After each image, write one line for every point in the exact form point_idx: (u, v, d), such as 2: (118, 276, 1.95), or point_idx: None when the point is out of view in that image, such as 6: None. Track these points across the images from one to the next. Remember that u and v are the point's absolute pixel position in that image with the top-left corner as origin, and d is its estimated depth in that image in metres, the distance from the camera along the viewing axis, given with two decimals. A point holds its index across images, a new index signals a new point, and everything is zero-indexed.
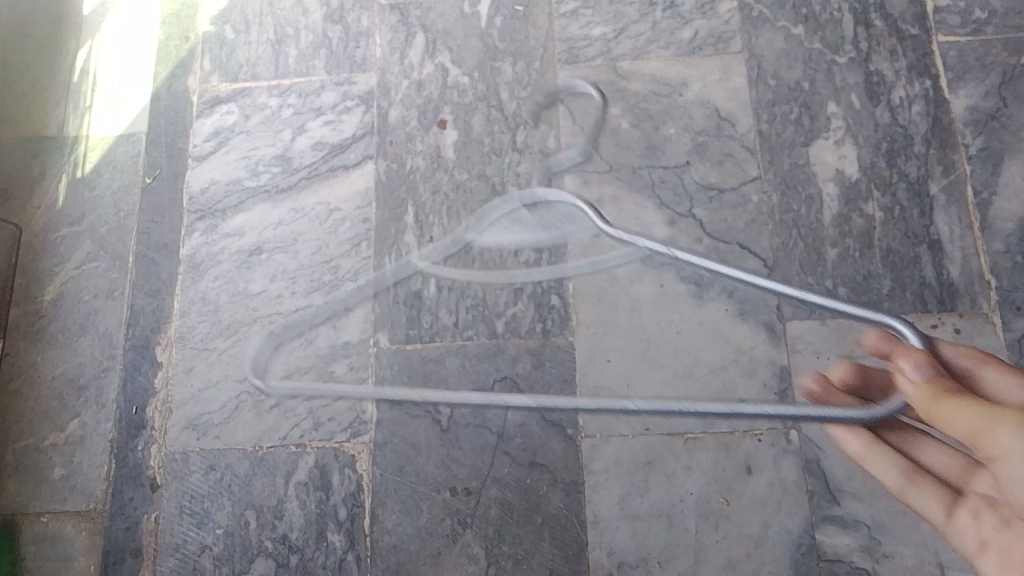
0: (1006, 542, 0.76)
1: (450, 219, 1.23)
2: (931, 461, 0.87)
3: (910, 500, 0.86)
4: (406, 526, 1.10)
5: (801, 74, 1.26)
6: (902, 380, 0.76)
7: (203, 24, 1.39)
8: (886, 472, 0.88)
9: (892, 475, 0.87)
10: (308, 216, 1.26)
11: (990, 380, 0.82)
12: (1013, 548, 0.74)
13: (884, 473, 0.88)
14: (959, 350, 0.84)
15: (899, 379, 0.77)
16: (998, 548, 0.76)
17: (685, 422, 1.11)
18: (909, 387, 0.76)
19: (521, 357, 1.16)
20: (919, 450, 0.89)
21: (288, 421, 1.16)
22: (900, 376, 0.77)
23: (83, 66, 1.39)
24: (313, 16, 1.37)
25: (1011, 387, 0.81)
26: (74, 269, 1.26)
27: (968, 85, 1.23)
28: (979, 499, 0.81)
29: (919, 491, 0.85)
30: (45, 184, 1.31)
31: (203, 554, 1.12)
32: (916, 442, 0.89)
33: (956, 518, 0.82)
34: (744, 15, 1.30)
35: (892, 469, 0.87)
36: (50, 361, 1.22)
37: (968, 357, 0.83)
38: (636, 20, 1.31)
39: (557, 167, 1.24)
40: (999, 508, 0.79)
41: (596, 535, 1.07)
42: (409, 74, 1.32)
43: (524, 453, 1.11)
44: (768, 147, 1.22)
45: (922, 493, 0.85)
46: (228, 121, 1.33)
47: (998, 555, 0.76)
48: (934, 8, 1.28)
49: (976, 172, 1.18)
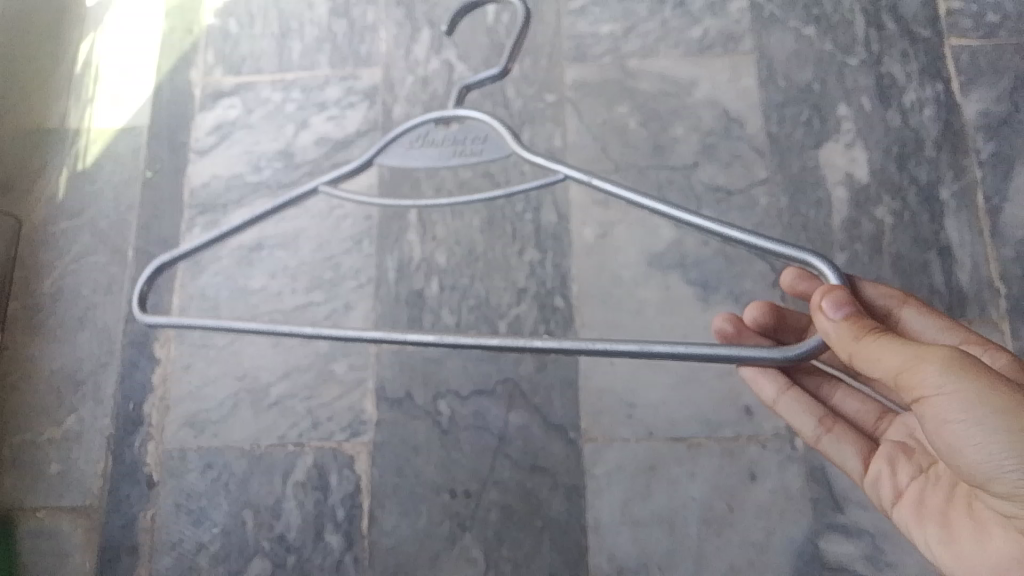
0: (919, 489, 0.76)
1: (454, 217, 1.21)
2: (845, 407, 0.87)
3: (823, 446, 0.85)
4: (405, 528, 1.08)
5: (811, 76, 1.24)
6: (824, 320, 0.66)
7: (207, 17, 1.37)
8: (799, 416, 0.86)
9: (806, 421, 0.85)
10: (309, 212, 1.24)
11: (909, 320, 0.79)
12: (925, 493, 0.75)
13: (797, 419, 0.86)
14: (878, 290, 0.80)
15: (817, 316, 0.67)
16: (911, 494, 0.76)
17: (688, 427, 1.09)
18: (829, 326, 0.66)
19: (523, 358, 1.14)
20: (832, 397, 0.88)
21: (287, 420, 1.15)
22: (819, 313, 0.67)
23: (86, 59, 1.38)
24: (318, 9, 1.36)
25: (929, 329, 0.79)
26: (73, 262, 1.25)
27: (981, 89, 1.21)
28: (891, 445, 0.80)
29: (832, 437, 0.84)
30: (46, 177, 1.30)
31: (199, 552, 1.10)
32: (830, 388, 0.88)
33: (870, 464, 0.81)
34: (755, 15, 1.28)
35: (807, 416, 0.85)
36: (48, 355, 1.20)
37: (886, 297, 0.80)
38: (644, 18, 1.29)
39: (474, 84, 1.03)
40: (911, 454, 0.78)
41: (596, 540, 1.06)
42: (414, 70, 1.30)
43: (525, 456, 1.10)
44: (777, 149, 1.20)
45: (835, 438, 0.84)
46: (230, 115, 1.31)
47: (911, 502, 0.76)
48: (947, 10, 1.26)
49: (987, 178, 1.17)
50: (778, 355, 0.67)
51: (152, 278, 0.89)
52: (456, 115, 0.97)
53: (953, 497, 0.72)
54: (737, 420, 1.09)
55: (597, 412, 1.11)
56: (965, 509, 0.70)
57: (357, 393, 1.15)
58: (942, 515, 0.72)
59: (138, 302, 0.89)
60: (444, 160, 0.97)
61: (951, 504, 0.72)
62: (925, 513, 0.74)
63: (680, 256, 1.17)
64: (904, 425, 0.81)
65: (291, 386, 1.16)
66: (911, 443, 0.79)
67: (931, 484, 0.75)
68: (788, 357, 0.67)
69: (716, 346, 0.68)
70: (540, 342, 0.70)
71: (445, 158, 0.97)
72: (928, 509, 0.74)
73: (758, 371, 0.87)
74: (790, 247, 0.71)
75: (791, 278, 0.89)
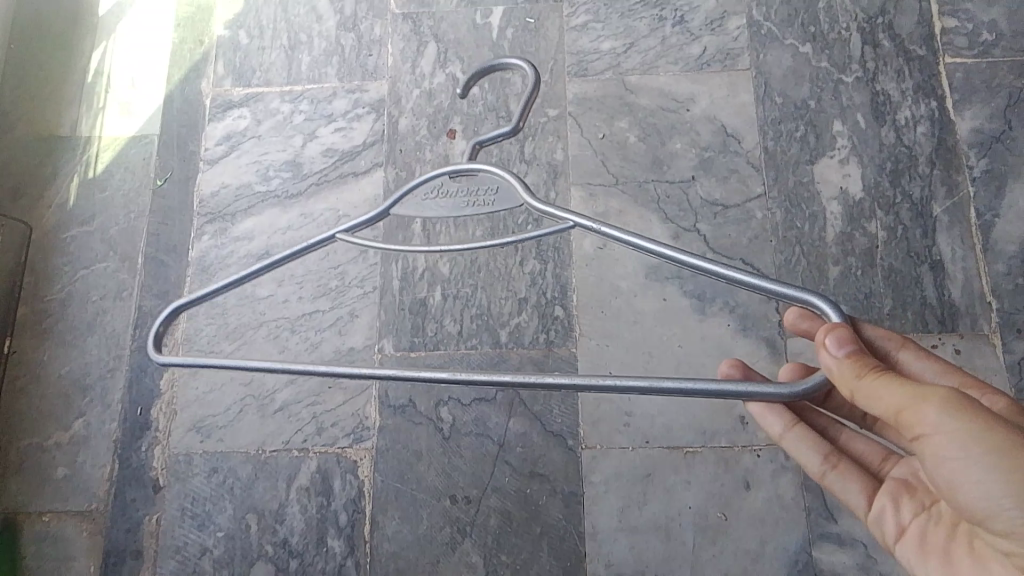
0: (922, 527, 0.73)
1: (457, 228, 1.24)
2: (854, 447, 0.84)
3: (828, 482, 0.81)
4: (406, 533, 1.11)
5: (808, 92, 1.27)
6: (825, 357, 0.64)
7: (217, 29, 1.40)
8: (806, 453, 0.82)
9: (812, 457, 0.82)
10: (316, 221, 1.27)
11: (907, 363, 0.76)
12: (928, 532, 0.72)
13: (803, 454, 0.83)
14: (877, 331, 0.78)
15: (819, 353, 0.64)
16: (914, 532, 0.73)
17: (684, 435, 1.12)
18: (831, 364, 0.64)
19: (524, 367, 1.17)
20: (840, 435, 0.86)
21: (292, 425, 1.17)
22: (822, 350, 0.64)
23: (97, 67, 1.41)
24: (326, 23, 1.39)
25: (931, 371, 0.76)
26: (83, 269, 1.28)
27: (975, 106, 1.23)
28: (896, 483, 0.77)
29: (838, 473, 0.81)
30: (56, 185, 1.33)
31: (203, 556, 1.12)
32: (838, 426, 0.86)
33: (875, 503, 0.78)
34: (753, 32, 1.31)
35: (812, 452, 0.82)
36: (56, 360, 1.23)
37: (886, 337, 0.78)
38: (645, 35, 1.32)
39: (486, 141, 0.89)
40: (916, 492, 0.75)
41: (593, 547, 1.08)
42: (420, 84, 1.33)
43: (524, 463, 1.12)
44: (773, 164, 1.23)
45: (841, 476, 0.80)
46: (239, 125, 1.34)
47: (914, 539, 0.73)
48: (942, 29, 1.28)
49: (981, 194, 1.19)
50: (787, 390, 0.64)
51: (168, 320, 0.83)
52: (467, 168, 0.83)
53: (957, 534, 0.69)
54: (732, 430, 1.11)
55: (595, 421, 1.13)
56: (968, 551, 0.68)
57: (361, 400, 1.17)
58: (945, 554, 0.70)
59: (154, 342, 0.82)
60: (459, 212, 0.83)
61: (954, 541, 0.69)
62: (927, 551, 0.72)
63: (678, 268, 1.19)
64: (910, 465, 0.78)
65: (296, 392, 1.19)
66: (916, 480, 0.76)
67: (934, 522, 0.72)
68: (795, 394, 0.64)
69: (725, 381, 0.64)
70: (550, 376, 0.67)
71: (458, 211, 0.84)
72: (931, 547, 0.71)
73: (766, 407, 0.84)
74: (794, 287, 0.66)
75: (793, 316, 0.84)
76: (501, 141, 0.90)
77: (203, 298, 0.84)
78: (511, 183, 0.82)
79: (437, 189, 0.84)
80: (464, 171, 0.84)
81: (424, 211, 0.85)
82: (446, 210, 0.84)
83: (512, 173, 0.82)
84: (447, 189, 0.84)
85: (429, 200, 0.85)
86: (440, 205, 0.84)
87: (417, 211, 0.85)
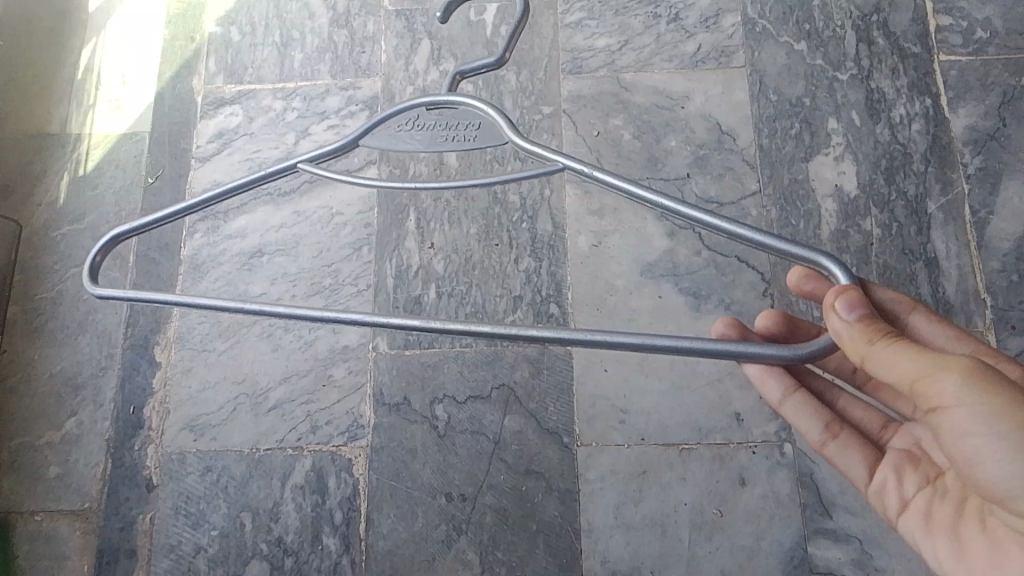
0: (927, 501, 0.75)
1: (452, 226, 1.24)
2: (850, 413, 0.86)
3: (829, 451, 0.83)
4: (401, 531, 1.10)
5: (802, 90, 1.27)
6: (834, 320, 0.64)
7: (209, 25, 1.40)
8: (806, 421, 0.83)
9: (813, 426, 0.83)
10: (310, 219, 1.27)
11: (916, 327, 0.76)
12: (933, 505, 0.74)
13: (802, 423, 0.84)
14: (888, 293, 0.78)
15: (829, 317, 0.65)
16: (918, 505, 0.75)
17: (680, 432, 1.12)
18: (841, 327, 0.64)
19: (519, 365, 1.16)
20: (837, 400, 0.87)
21: (286, 423, 1.17)
22: (831, 313, 0.64)
23: (88, 64, 1.40)
24: (319, 20, 1.38)
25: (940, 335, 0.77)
26: (74, 267, 1.27)
27: (968, 104, 1.24)
28: (898, 454, 0.79)
29: (839, 443, 0.82)
30: (47, 182, 1.32)
31: (197, 555, 1.12)
32: (834, 391, 0.87)
33: (876, 473, 0.80)
34: (747, 30, 1.31)
35: (813, 420, 0.83)
36: (48, 359, 1.22)
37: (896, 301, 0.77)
38: (639, 32, 1.32)
39: (468, 71, 0.83)
40: (918, 464, 0.77)
41: (589, 544, 1.08)
42: (414, 80, 1.32)
43: (520, 460, 1.12)
44: (768, 161, 1.23)
45: (841, 445, 0.82)
46: (232, 122, 1.33)
47: (919, 512, 0.75)
48: (935, 27, 1.29)
49: (975, 191, 1.19)
50: (786, 353, 0.65)
51: (106, 248, 0.80)
52: (446, 101, 0.79)
53: (963, 509, 0.71)
54: (728, 427, 1.11)
55: (590, 418, 1.13)
56: (975, 524, 0.70)
57: (356, 398, 1.17)
58: (952, 529, 0.72)
59: (90, 271, 0.79)
60: (435, 146, 0.80)
61: (961, 517, 0.71)
62: (934, 525, 0.73)
63: (673, 265, 1.19)
64: (910, 434, 0.80)
65: (290, 390, 1.18)
66: (917, 451, 0.78)
67: (939, 496, 0.74)
68: (798, 356, 0.65)
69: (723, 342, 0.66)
70: (535, 330, 0.67)
71: (435, 145, 0.80)
72: (937, 521, 0.73)
73: (766, 371, 0.83)
74: (799, 246, 0.66)
75: (797, 276, 0.81)
76: (486, 72, 0.84)
77: (150, 225, 0.81)
78: (493, 120, 0.78)
79: (412, 121, 0.81)
80: (443, 104, 0.80)
81: (398, 143, 0.81)
82: (421, 143, 0.81)
83: (494, 109, 0.78)
84: (423, 121, 0.81)
85: (404, 132, 0.81)
86: (415, 138, 0.81)
87: (390, 144, 0.81)
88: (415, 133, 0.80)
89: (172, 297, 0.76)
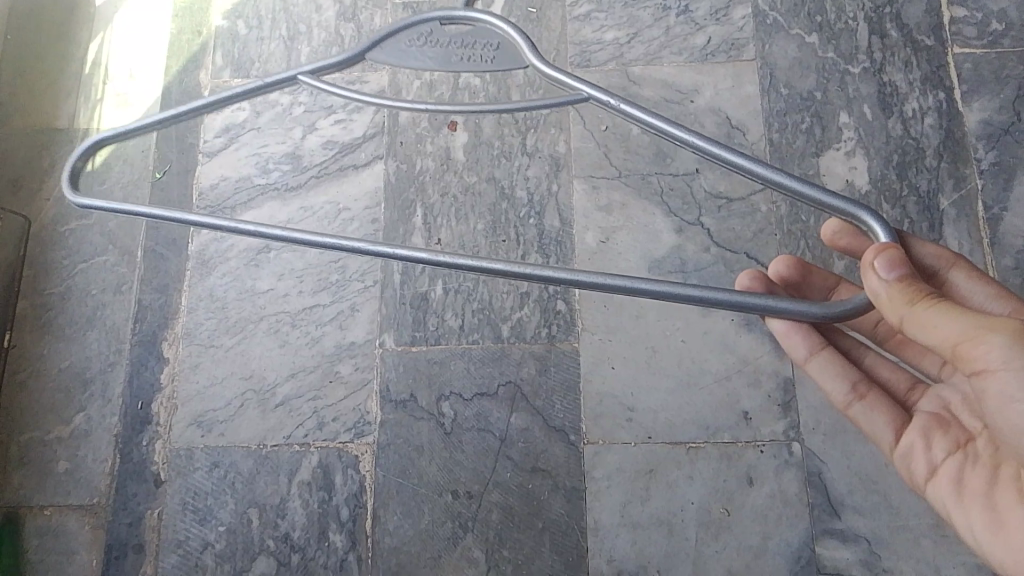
0: (957, 467, 0.75)
1: (458, 221, 1.23)
2: (878, 374, 0.85)
3: (854, 412, 0.84)
4: (408, 528, 1.10)
5: (813, 83, 1.25)
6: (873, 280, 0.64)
7: (216, 19, 1.39)
8: (830, 381, 0.84)
9: (838, 386, 0.84)
10: (316, 214, 1.26)
11: (957, 283, 0.78)
12: (963, 471, 0.74)
13: (828, 382, 0.85)
14: (927, 249, 0.79)
15: (867, 276, 0.65)
16: (947, 471, 0.75)
17: (687, 431, 1.11)
18: (879, 287, 0.64)
19: (526, 362, 1.16)
20: (863, 358, 0.87)
21: (292, 420, 1.17)
22: (869, 273, 0.65)
23: (95, 58, 1.39)
24: (326, 13, 1.37)
25: (980, 293, 0.78)
26: (83, 262, 1.27)
27: (983, 98, 1.22)
28: (927, 417, 0.79)
29: (864, 404, 0.83)
30: (54, 177, 1.32)
31: (205, 550, 1.12)
32: (861, 349, 0.87)
33: (902, 437, 0.80)
34: (758, 22, 1.29)
35: (838, 380, 0.84)
36: (57, 354, 1.22)
37: (937, 257, 0.79)
38: (649, 25, 1.31)
39: None
40: (947, 428, 0.77)
41: (596, 542, 1.07)
42: (421, 74, 1.32)
43: (526, 458, 1.11)
44: (778, 156, 1.22)
45: (866, 407, 0.83)
46: (239, 117, 1.33)
47: (949, 478, 0.75)
48: (950, 19, 1.27)
49: (989, 187, 1.17)
50: (820, 312, 0.67)
51: (88, 153, 0.84)
52: (464, 18, 0.80)
53: (997, 476, 0.71)
54: (736, 425, 1.11)
55: (597, 415, 1.13)
56: (1011, 492, 0.69)
57: (362, 394, 1.17)
58: (986, 496, 0.71)
59: (70, 178, 0.84)
60: (450, 64, 0.80)
61: (996, 484, 0.71)
62: (965, 493, 0.73)
63: (681, 262, 1.18)
64: (939, 397, 0.80)
65: (297, 387, 1.18)
66: (946, 415, 0.78)
67: (971, 462, 0.74)
68: (830, 315, 0.67)
69: (753, 296, 0.68)
70: (562, 274, 0.70)
71: (448, 62, 0.80)
72: (969, 488, 0.73)
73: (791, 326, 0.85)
74: (842, 199, 0.67)
75: (833, 230, 0.85)
76: None
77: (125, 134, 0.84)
78: (514, 41, 0.79)
79: (426, 36, 0.81)
80: (461, 21, 0.80)
81: (410, 58, 0.81)
82: (433, 60, 0.81)
83: (517, 31, 0.79)
84: (437, 37, 0.81)
85: (415, 47, 0.81)
86: (429, 54, 0.81)
87: (401, 58, 0.81)
88: (429, 49, 0.80)
89: (153, 210, 0.82)
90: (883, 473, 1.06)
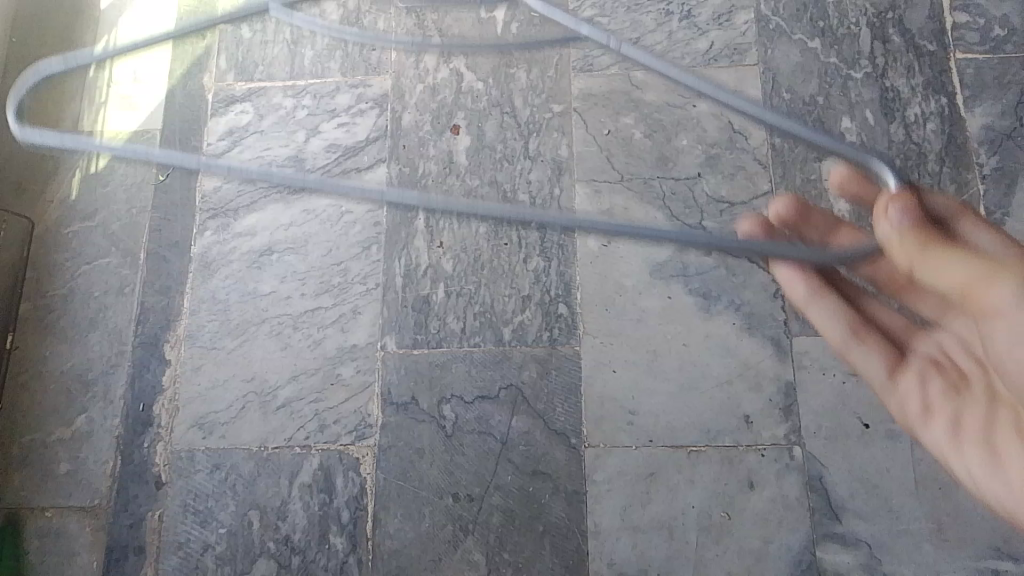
0: (949, 407, 0.88)
1: (460, 224, 1.23)
2: (879, 319, 0.98)
3: (854, 355, 0.97)
4: (408, 531, 1.10)
5: (816, 88, 1.25)
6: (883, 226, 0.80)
7: (220, 22, 1.39)
8: (832, 321, 0.98)
9: (835, 326, 0.98)
10: (319, 217, 1.26)
11: (969, 232, 0.85)
12: (960, 411, 0.87)
13: (827, 322, 0.98)
14: (936, 199, 0.88)
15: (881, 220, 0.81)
16: (942, 410, 0.88)
17: (689, 435, 1.11)
18: (890, 229, 0.80)
19: (527, 365, 1.16)
20: (868, 307, 0.99)
21: (294, 422, 1.17)
22: (884, 217, 0.81)
23: (99, 62, 1.40)
24: (331, 17, 1.37)
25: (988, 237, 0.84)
26: (86, 264, 1.27)
27: (985, 103, 1.22)
28: (923, 362, 0.92)
29: (862, 349, 0.96)
30: (58, 179, 1.32)
31: (205, 552, 1.12)
32: (863, 298, 0.99)
33: (900, 380, 0.93)
34: (760, 28, 1.30)
35: (836, 321, 0.98)
36: (59, 355, 1.23)
37: (945, 206, 0.88)
38: (651, 30, 1.31)
39: None
40: (942, 371, 0.90)
41: (597, 546, 1.07)
42: (424, 78, 1.32)
43: (527, 461, 1.11)
44: (780, 161, 1.22)
45: (865, 351, 0.96)
46: (243, 120, 1.33)
47: (944, 417, 0.88)
48: (952, 25, 1.27)
49: (991, 192, 1.17)
50: None
51: None
52: None
53: (994, 415, 0.83)
54: (737, 429, 1.10)
55: (598, 419, 1.13)
56: (1011, 433, 0.81)
57: (363, 397, 1.17)
58: (984, 433, 0.84)
59: None
60: None
61: (986, 416, 0.84)
62: (962, 434, 0.86)
63: (683, 266, 1.18)
64: (936, 342, 0.92)
65: (298, 389, 1.18)
66: (942, 360, 0.91)
67: (959, 398, 0.87)
68: None
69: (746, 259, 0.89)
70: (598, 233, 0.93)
71: None
72: (967, 429, 0.85)
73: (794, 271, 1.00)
74: None
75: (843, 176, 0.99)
76: None
77: None
78: None
79: None
80: None
81: None
82: None
83: None
84: None
85: None
86: None
87: None
88: None
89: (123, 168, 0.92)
90: (884, 478, 1.06)
